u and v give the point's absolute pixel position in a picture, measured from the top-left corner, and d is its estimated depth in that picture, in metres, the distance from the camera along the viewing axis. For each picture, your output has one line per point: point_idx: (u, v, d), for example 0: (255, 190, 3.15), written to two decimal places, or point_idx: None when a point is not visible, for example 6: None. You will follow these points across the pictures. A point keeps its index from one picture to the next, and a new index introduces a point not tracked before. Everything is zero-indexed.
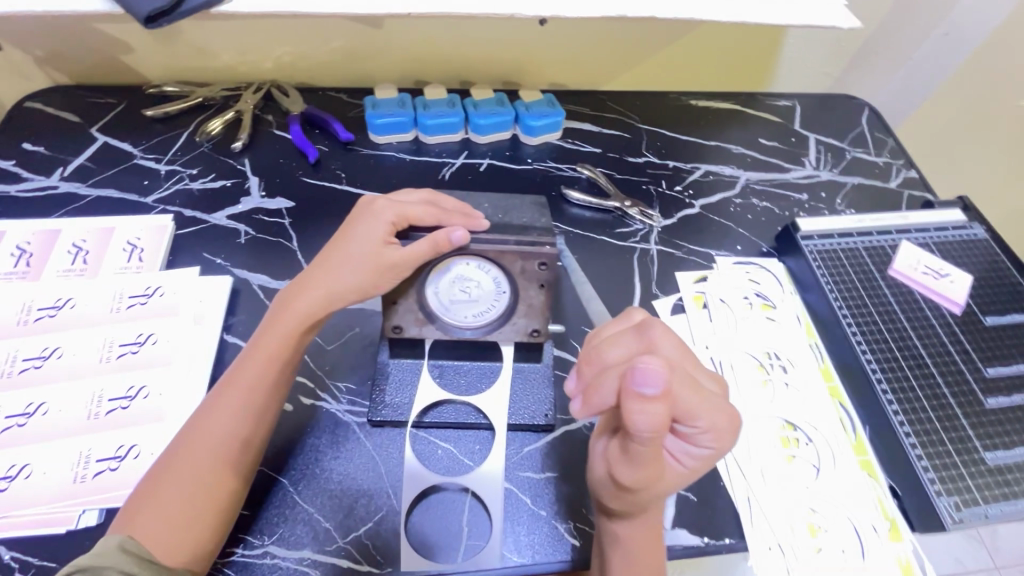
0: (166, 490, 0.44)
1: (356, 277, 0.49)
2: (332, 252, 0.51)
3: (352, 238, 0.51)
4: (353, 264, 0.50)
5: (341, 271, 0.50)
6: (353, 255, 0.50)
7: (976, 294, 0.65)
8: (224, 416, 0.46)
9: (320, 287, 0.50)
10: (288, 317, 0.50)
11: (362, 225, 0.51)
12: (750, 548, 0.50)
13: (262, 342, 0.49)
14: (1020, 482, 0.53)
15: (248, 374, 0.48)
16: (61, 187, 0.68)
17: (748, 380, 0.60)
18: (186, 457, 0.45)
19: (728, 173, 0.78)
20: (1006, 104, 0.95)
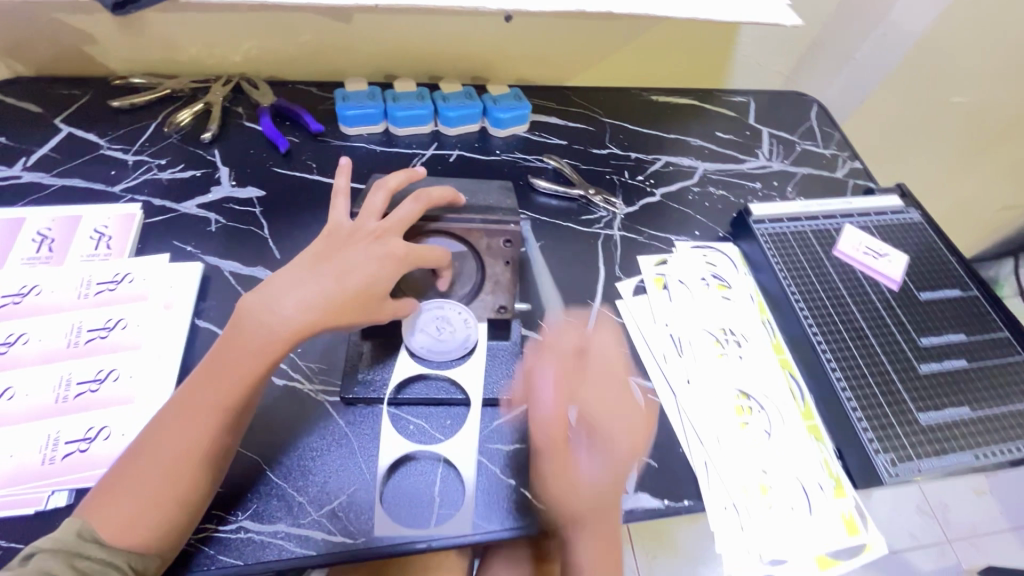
0: (127, 485, 0.42)
1: (357, 308, 0.49)
2: (325, 270, 0.49)
3: (356, 265, 0.49)
4: (355, 291, 0.48)
5: (334, 294, 0.48)
6: (352, 278, 0.48)
7: (912, 273, 0.70)
8: (193, 420, 0.44)
9: (307, 301, 0.47)
10: (271, 327, 0.46)
11: (366, 245, 0.50)
12: (707, 507, 0.54)
13: (239, 349, 0.46)
14: (950, 439, 0.58)
15: (225, 374, 0.45)
16: (24, 177, 0.67)
17: (704, 354, 0.63)
18: (154, 455, 0.43)
19: (686, 163, 0.82)
20: (943, 102, 1.02)
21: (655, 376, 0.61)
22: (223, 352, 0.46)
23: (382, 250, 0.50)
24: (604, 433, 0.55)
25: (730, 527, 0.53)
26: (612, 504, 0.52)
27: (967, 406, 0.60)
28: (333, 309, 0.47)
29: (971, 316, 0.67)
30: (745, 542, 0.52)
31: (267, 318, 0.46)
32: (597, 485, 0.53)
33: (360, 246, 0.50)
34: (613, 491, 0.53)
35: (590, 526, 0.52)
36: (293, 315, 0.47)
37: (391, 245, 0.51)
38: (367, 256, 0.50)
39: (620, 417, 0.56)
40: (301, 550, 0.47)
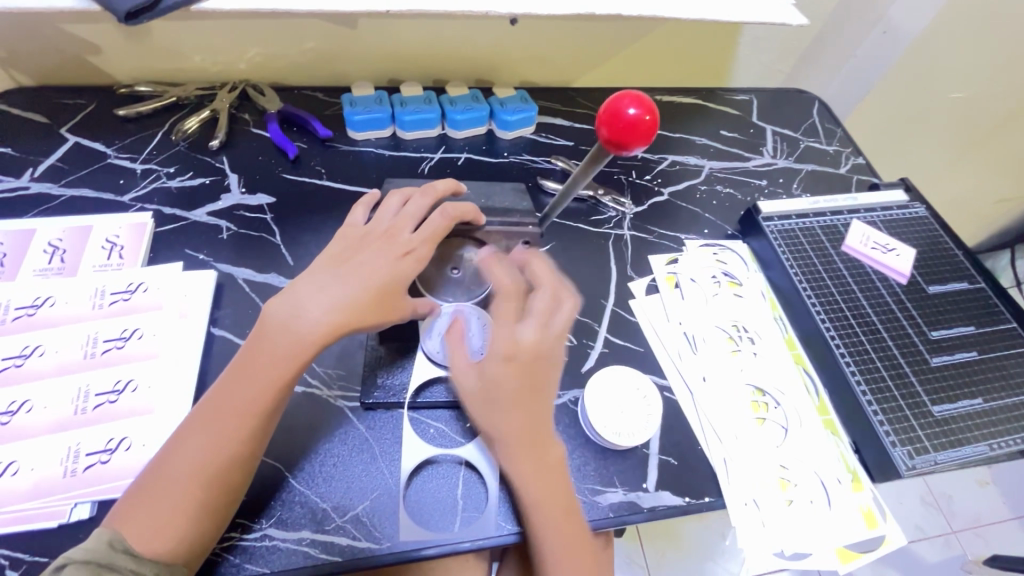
0: (158, 493, 0.42)
1: (379, 308, 0.49)
2: (343, 272, 0.50)
3: (373, 264, 0.50)
4: (374, 292, 0.49)
5: (356, 297, 0.48)
6: (373, 276, 0.50)
7: (919, 267, 0.71)
8: (221, 424, 0.44)
9: (330, 304, 0.48)
10: (296, 329, 0.47)
11: (379, 246, 0.52)
12: (728, 504, 0.54)
13: (266, 353, 0.46)
14: (963, 431, 0.59)
15: (252, 376, 0.46)
16: (32, 188, 0.67)
17: (718, 351, 0.64)
18: (179, 462, 0.43)
19: (692, 162, 0.83)
20: (943, 97, 1.03)
21: (671, 374, 0.61)
22: (250, 355, 0.46)
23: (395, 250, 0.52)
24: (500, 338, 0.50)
25: (752, 523, 0.53)
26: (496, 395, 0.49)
27: (979, 397, 0.61)
28: (356, 311, 0.48)
29: (980, 309, 0.68)
30: (765, 538, 0.53)
31: (291, 320, 0.47)
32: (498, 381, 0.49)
33: (375, 243, 0.52)
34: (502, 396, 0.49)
35: (506, 435, 0.49)
36: (317, 319, 0.47)
37: (404, 243, 0.53)
38: (382, 255, 0.51)
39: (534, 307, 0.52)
40: (327, 557, 0.47)
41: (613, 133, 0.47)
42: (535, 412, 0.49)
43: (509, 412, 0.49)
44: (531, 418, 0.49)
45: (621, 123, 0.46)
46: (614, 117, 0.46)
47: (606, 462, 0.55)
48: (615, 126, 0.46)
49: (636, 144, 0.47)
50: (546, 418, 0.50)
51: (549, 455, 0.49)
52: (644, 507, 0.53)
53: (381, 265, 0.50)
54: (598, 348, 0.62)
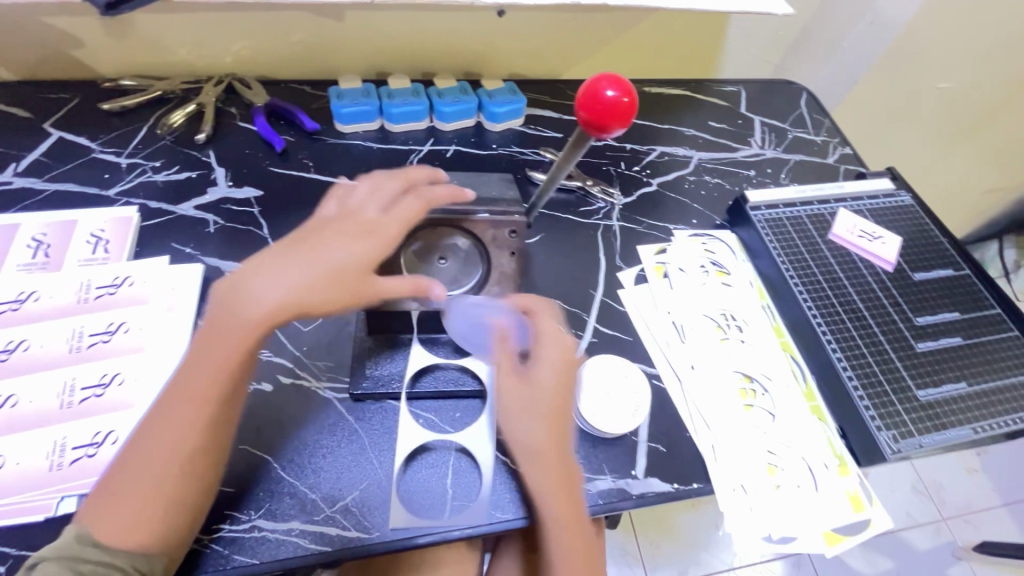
0: (122, 489, 0.42)
1: (336, 291, 0.46)
2: (300, 256, 0.47)
3: (332, 244, 0.48)
4: (331, 275, 0.47)
5: (312, 281, 0.46)
6: (331, 259, 0.47)
7: (905, 254, 0.71)
8: (178, 416, 0.43)
9: (283, 289, 0.45)
10: (249, 316, 0.45)
11: (339, 227, 0.49)
12: (716, 490, 0.54)
13: (220, 342, 0.44)
14: (948, 414, 0.59)
15: (207, 367, 0.44)
16: (15, 182, 0.66)
17: (706, 339, 0.64)
18: (139, 456, 0.42)
19: (681, 153, 0.83)
20: (930, 87, 1.03)
21: (660, 363, 0.62)
22: (205, 344, 0.45)
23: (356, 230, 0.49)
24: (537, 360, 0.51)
25: (739, 508, 0.54)
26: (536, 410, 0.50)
27: (963, 381, 0.62)
28: (310, 296, 0.45)
29: (964, 296, 0.68)
30: (752, 522, 0.53)
31: (244, 307, 0.45)
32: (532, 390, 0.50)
33: (336, 225, 0.49)
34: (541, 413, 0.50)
35: (530, 446, 0.49)
36: (268, 305, 0.45)
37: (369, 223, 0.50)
38: (344, 236, 0.49)
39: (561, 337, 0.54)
40: (315, 547, 0.47)
41: (593, 115, 0.47)
42: (558, 425, 0.50)
43: (535, 423, 0.49)
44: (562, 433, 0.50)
45: (600, 106, 0.47)
46: (593, 101, 0.47)
47: (595, 450, 0.55)
48: (595, 109, 0.47)
49: (616, 127, 0.48)
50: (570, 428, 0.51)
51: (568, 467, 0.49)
52: (633, 494, 0.53)
53: (340, 248, 0.48)
54: (587, 337, 0.63)
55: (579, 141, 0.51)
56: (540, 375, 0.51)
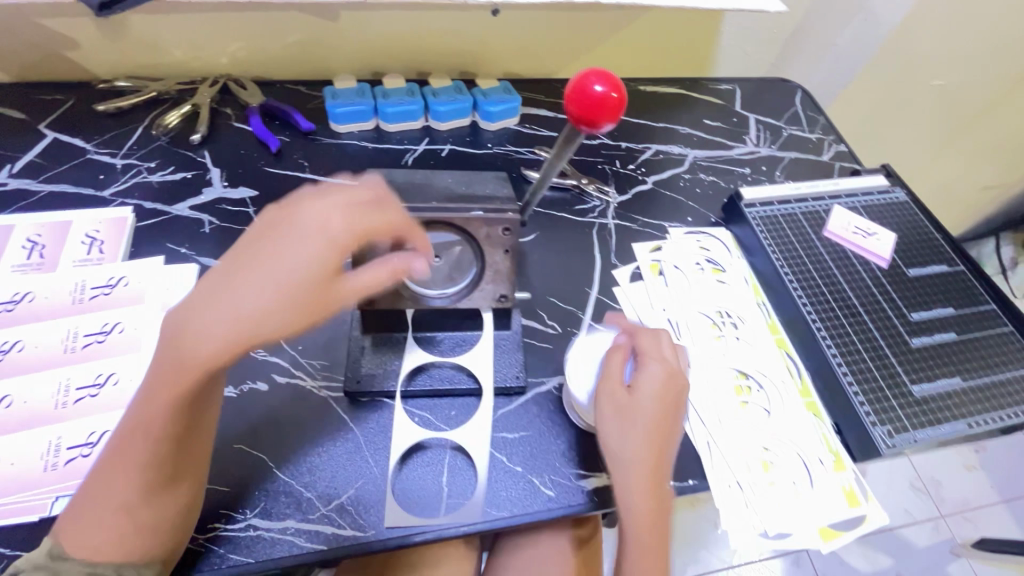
0: (89, 511, 0.40)
1: (291, 315, 0.38)
2: (246, 267, 0.38)
3: (278, 256, 0.38)
4: (283, 296, 0.38)
5: (255, 308, 0.37)
6: (281, 271, 0.38)
7: (899, 250, 0.72)
8: (134, 447, 0.40)
9: (224, 319, 0.37)
10: (191, 345, 0.38)
11: (286, 228, 0.39)
12: (712, 486, 0.54)
13: (165, 374, 0.39)
14: (943, 409, 0.59)
15: (156, 400, 0.40)
16: (10, 184, 0.66)
17: (701, 336, 0.64)
18: (101, 484, 0.40)
19: (676, 151, 0.83)
20: (924, 85, 1.04)
21: None
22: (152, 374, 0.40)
23: (308, 234, 0.39)
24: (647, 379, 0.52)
25: (735, 504, 0.54)
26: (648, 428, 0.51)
27: (958, 376, 0.62)
28: (256, 325, 0.38)
29: (959, 291, 0.68)
30: (747, 518, 0.53)
31: (185, 336, 0.38)
32: (636, 408, 0.51)
33: (285, 222, 0.39)
34: (649, 430, 0.51)
35: (631, 464, 0.50)
36: (207, 336, 0.37)
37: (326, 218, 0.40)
38: (296, 238, 0.39)
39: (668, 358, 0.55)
40: (311, 546, 0.47)
41: (582, 109, 0.48)
42: (661, 444, 0.51)
43: (639, 442, 0.50)
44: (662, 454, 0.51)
45: (588, 100, 0.47)
46: (581, 95, 0.47)
47: (593, 446, 0.55)
48: (583, 103, 0.47)
49: (604, 120, 0.48)
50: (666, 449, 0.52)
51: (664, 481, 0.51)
52: None
53: (292, 256, 0.38)
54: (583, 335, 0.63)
55: (566, 140, 0.53)
56: (648, 395, 0.52)
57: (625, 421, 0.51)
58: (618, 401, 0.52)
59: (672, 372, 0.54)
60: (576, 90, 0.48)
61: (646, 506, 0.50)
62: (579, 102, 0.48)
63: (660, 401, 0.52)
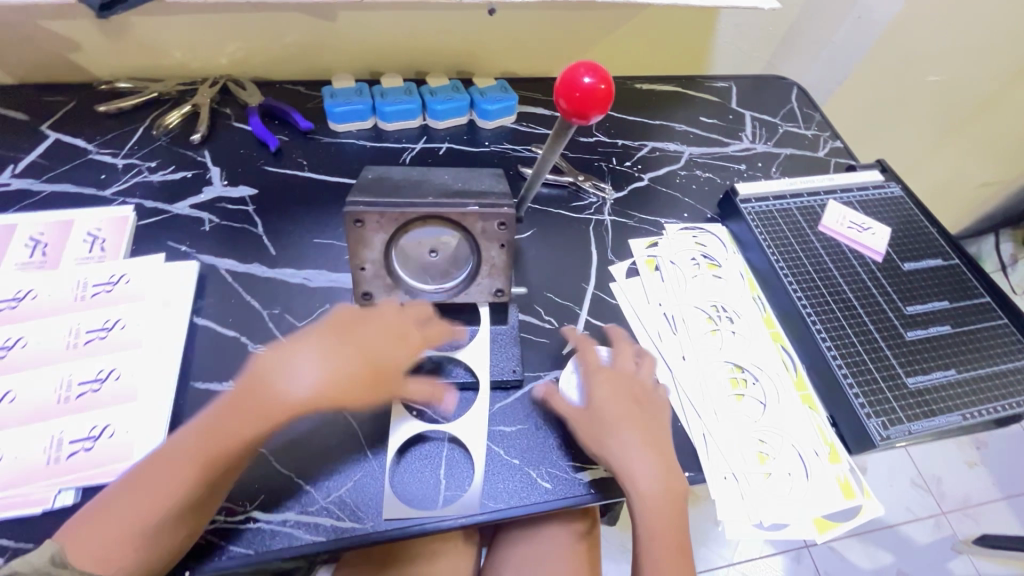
0: (107, 519, 0.42)
1: (364, 388, 0.48)
2: (341, 343, 0.49)
3: (372, 338, 0.50)
4: (365, 373, 0.48)
5: (342, 377, 0.47)
6: (369, 356, 0.49)
7: (894, 244, 0.72)
8: (185, 469, 0.44)
9: (320, 379, 0.47)
10: (281, 401, 0.46)
11: (380, 319, 0.51)
12: (708, 478, 0.55)
13: (246, 415, 0.45)
14: (937, 401, 0.60)
15: (226, 434, 0.45)
16: (13, 184, 0.67)
17: (697, 330, 0.65)
18: (136, 497, 0.43)
19: (672, 149, 0.84)
20: (920, 82, 1.04)
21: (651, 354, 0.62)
22: (230, 411, 0.46)
23: (395, 327, 0.51)
24: (599, 391, 0.55)
25: (731, 495, 0.54)
26: (622, 431, 0.52)
27: (952, 368, 0.62)
28: (338, 394, 0.47)
29: (954, 284, 0.69)
30: (743, 510, 0.54)
31: (280, 390, 0.46)
32: (610, 415, 0.53)
33: (376, 318, 0.51)
34: (627, 430, 0.52)
35: (631, 454, 0.51)
36: (297, 394, 0.46)
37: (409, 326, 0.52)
38: (383, 332, 0.50)
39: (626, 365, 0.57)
40: (310, 537, 0.48)
41: (571, 103, 0.48)
42: (654, 429, 0.54)
43: (632, 435, 0.52)
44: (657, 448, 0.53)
45: (577, 92, 0.48)
46: (570, 88, 0.48)
47: None
48: (572, 96, 0.48)
49: (594, 112, 0.48)
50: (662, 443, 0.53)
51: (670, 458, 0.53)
52: None
53: (377, 345, 0.49)
54: (579, 330, 0.63)
55: (559, 133, 0.52)
56: (613, 402, 0.54)
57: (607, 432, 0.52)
58: (587, 420, 0.53)
59: (628, 377, 0.56)
60: (564, 82, 0.48)
61: (659, 488, 0.51)
62: (568, 94, 0.48)
63: (629, 402, 0.54)
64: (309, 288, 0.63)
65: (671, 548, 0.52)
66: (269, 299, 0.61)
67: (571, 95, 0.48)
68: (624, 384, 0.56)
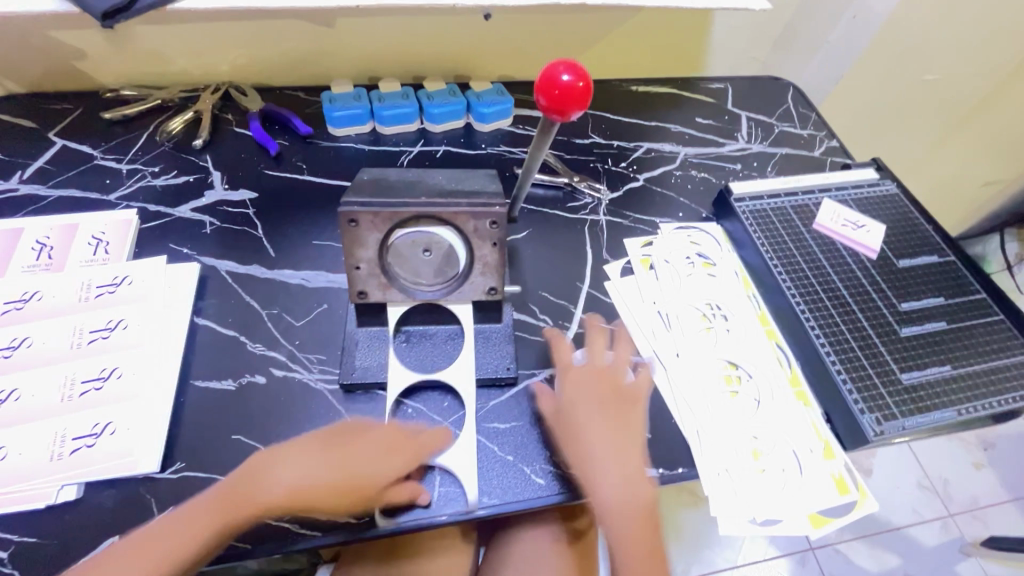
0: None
1: (338, 504, 0.48)
2: (329, 454, 0.49)
3: (361, 452, 0.50)
4: (341, 487, 0.48)
5: (315, 493, 0.47)
6: (350, 469, 0.48)
7: (888, 241, 0.72)
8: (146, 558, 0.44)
9: (295, 486, 0.47)
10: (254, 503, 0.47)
11: (379, 431, 0.51)
12: (701, 474, 0.55)
13: (217, 513, 0.46)
14: (932, 397, 0.60)
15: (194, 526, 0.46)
16: (21, 189, 0.69)
17: (692, 328, 0.65)
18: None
19: (668, 149, 0.84)
20: (917, 81, 1.04)
21: (644, 352, 0.63)
22: (205, 508, 0.46)
23: (392, 440, 0.51)
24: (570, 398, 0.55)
25: (724, 490, 0.54)
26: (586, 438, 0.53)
27: (947, 364, 0.62)
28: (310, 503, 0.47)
29: (949, 281, 0.69)
30: (737, 505, 0.54)
31: (256, 492, 0.47)
32: (573, 419, 0.54)
33: (372, 434, 0.51)
34: (592, 439, 0.53)
35: (591, 458, 0.52)
36: (274, 496, 0.47)
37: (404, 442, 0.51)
38: (375, 448, 0.50)
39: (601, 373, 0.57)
40: (306, 532, 0.49)
41: (550, 99, 0.50)
42: (621, 432, 0.54)
43: (591, 442, 0.53)
44: (623, 458, 0.53)
45: (556, 90, 0.50)
46: (550, 85, 0.50)
47: None
48: (552, 94, 0.50)
49: (572, 110, 0.50)
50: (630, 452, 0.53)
51: (635, 465, 0.53)
52: None
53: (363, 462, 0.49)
54: (574, 328, 0.64)
55: (544, 130, 0.54)
56: (579, 406, 0.55)
57: (570, 438, 0.54)
58: (555, 421, 0.55)
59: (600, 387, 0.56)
60: (545, 80, 0.50)
61: (615, 493, 0.51)
62: (546, 90, 0.50)
63: (599, 410, 0.54)
64: (307, 289, 0.64)
65: (641, 558, 0.51)
66: (268, 299, 0.62)
67: (551, 92, 0.50)
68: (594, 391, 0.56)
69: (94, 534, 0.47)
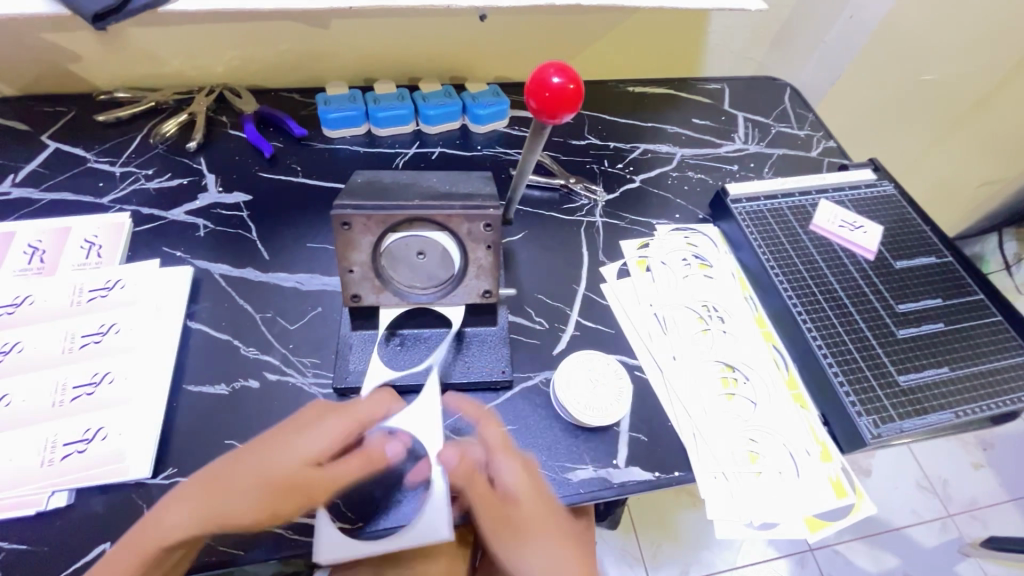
0: None
1: (289, 495, 0.45)
2: (256, 449, 0.47)
3: (290, 442, 0.47)
4: (281, 477, 0.45)
5: (260, 496, 0.45)
6: (289, 457, 0.46)
7: (885, 242, 0.72)
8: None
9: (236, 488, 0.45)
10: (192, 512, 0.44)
11: (303, 417, 0.49)
12: (697, 478, 0.55)
13: (153, 531, 0.43)
14: (929, 399, 0.59)
15: (131, 552, 0.42)
16: (13, 192, 0.68)
17: (688, 330, 0.65)
18: None
19: (664, 150, 0.84)
20: (914, 81, 1.04)
21: (641, 355, 0.62)
22: (140, 530, 0.43)
23: (320, 420, 0.49)
24: (497, 500, 0.50)
25: (720, 493, 0.54)
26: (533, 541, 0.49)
27: (945, 366, 0.62)
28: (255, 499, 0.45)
29: (947, 282, 0.69)
30: (733, 509, 0.54)
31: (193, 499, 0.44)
32: (517, 510, 0.49)
33: (299, 424, 0.48)
34: (540, 539, 0.49)
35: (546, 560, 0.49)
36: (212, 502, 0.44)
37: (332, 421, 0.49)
38: (306, 435, 0.48)
39: (516, 460, 0.50)
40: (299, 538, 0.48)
41: (540, 102, 0.50)
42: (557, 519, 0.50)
43: (535, 536, 0.49)
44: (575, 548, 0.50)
45: (547, 92, 0.49)
46: (540, 88, 0.50)
47: (577, 439, 0.56)
48: (542, 96, 0.50)
49: (562, 113, 0.50)
50: (575, 536, 0.51)
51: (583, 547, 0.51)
52: (614, 483, 0.53)
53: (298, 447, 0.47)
54: (570, 331, 0.63)
55: (536, 133, 0.54)
56: (523, 495, 0.49)
57: (508, 529, 0.49)
58: (490, 504, 0.50)
59: (522, 477, 0.50)
60: (535, 82, 0.50)
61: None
62: (535, 94, 0.50)
63: (533, 506, 0.49)
64: (301, 292, 0.63)
65: None
66: (262, 302, 0.62)
67: (540, 95, 0.50)
68: (519, 489, 0.49)
69: (85, 540, 0.47)
